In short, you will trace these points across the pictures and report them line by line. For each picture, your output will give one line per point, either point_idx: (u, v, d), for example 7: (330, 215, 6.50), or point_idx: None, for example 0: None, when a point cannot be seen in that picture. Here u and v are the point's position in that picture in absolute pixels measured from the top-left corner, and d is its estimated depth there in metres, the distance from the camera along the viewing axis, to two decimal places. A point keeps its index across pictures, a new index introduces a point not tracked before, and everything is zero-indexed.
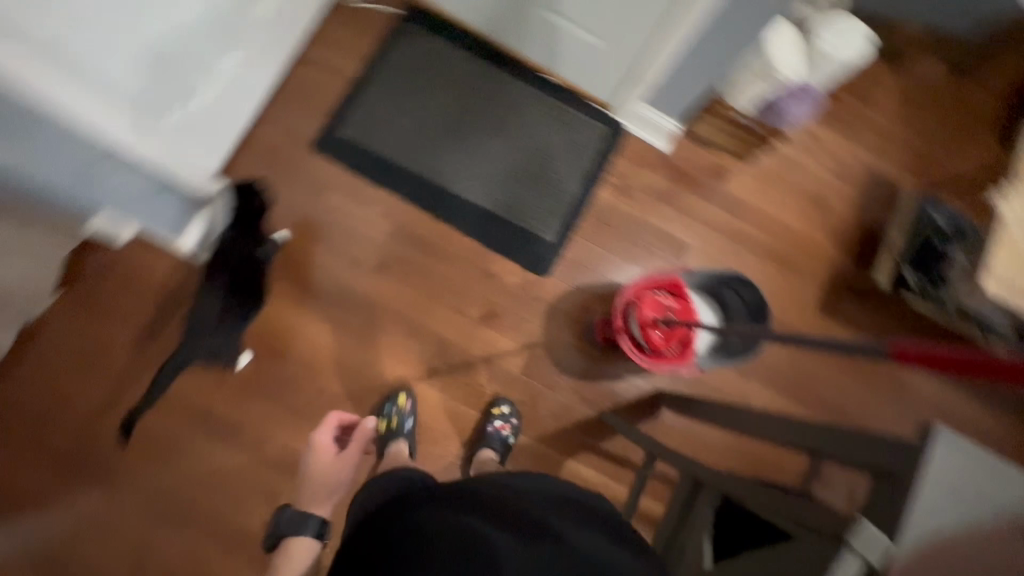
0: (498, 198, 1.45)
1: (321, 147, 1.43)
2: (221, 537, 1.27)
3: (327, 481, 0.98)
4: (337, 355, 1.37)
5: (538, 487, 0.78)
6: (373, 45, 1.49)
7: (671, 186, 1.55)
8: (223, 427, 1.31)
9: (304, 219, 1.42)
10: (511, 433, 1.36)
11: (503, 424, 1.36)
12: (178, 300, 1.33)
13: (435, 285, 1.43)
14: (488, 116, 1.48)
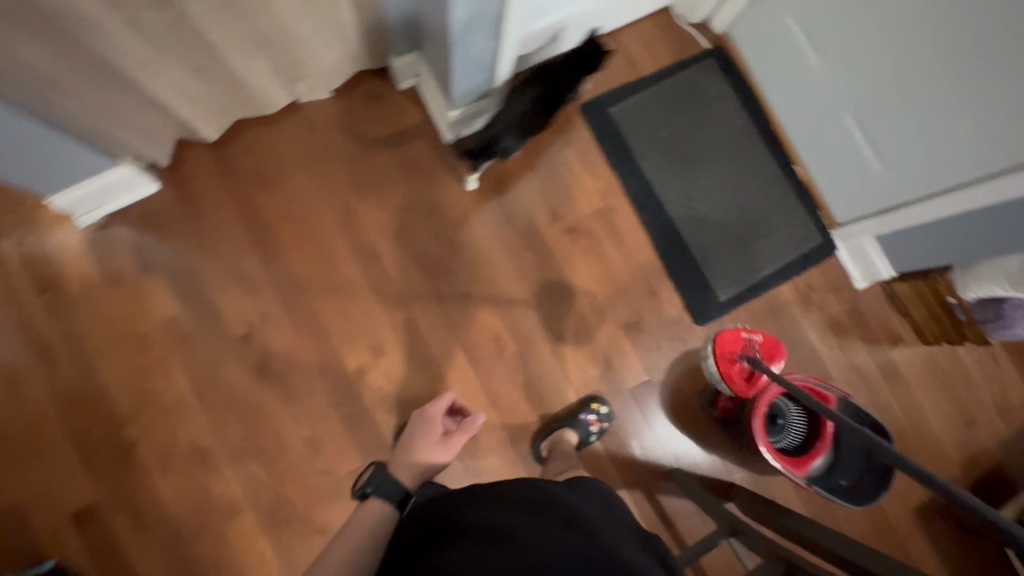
0: (700, 239, 1.52)
1: (586, 108, 1.53)
2: (321, 356, 1.35)
3: (421, 459, 1.04)
4: (496, 276, 1.45)
5: (580, 493, 0.80)
6: (674, 58, 1.59)
7: (847, 322, 1.56)
8: (376, 273, 1.41)
9: (537, 156, 1.51)
10: (596, 430, 1.40)
11: (594, 421, 1.39)
12: (409, 157, 1.46)
13: (605, 273, 1.49)
14: (732, 170, 1.56)
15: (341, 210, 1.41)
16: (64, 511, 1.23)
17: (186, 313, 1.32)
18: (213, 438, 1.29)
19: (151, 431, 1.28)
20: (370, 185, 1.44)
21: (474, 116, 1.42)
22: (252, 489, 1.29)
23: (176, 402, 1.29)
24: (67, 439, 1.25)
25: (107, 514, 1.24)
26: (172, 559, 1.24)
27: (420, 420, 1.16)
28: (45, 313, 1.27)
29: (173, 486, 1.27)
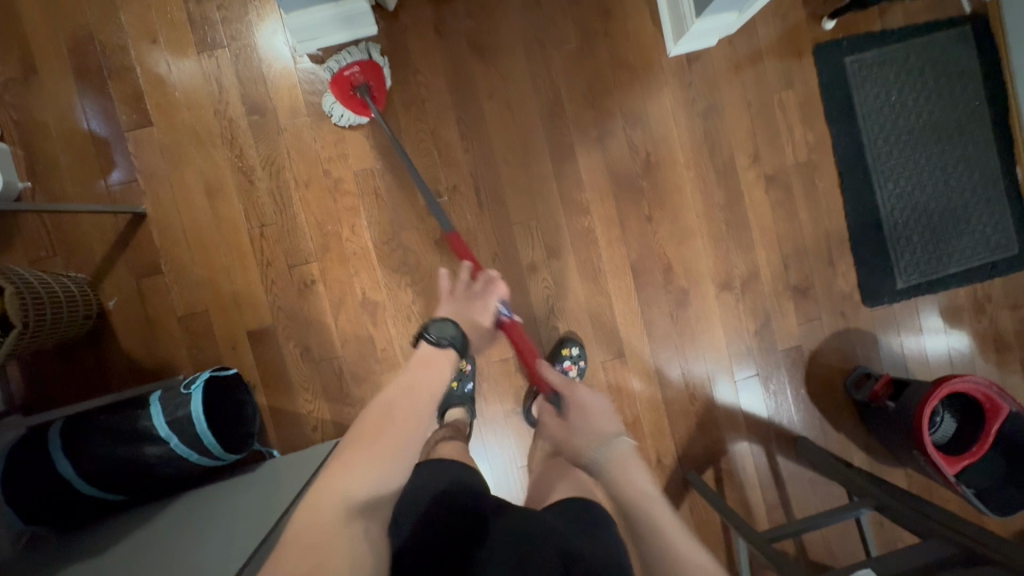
0: (897, 219, 1.44)
1: (820, 51, 1.42)
2: (497, 244, 1.36)
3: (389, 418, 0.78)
4: (680, 208, 1.41)
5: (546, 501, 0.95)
6: (928, 16, 1.44)
7: (1012, 340, 1.50)
8: (565, 175, 1.38)
9: (753, 91, 1.42)
10: (577, 375, 1.34)
11: (570, 366, 1.33)
12: (625, 60, 1.38)
13: (790, 231, 1.43)
14: (952, 153, 1.44)
15: (546, 103, 1.37)
16: (244, 328, 1.29)
17: (381, 165, 1.31)
18: (384, 293, 1.32)
19: (331, 273, 1.31)
20: (581, 82, 1.38)
21: (710, 31, 1.32)
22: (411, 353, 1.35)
23: (357, 253, 1.31)
24: (254, 263, 1.29)
25: (281, 341, 1.30)
26: (332, 396, 1.32)
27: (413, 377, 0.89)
28: (252, 136, 1.27)
29: (341, 330, 1.31)
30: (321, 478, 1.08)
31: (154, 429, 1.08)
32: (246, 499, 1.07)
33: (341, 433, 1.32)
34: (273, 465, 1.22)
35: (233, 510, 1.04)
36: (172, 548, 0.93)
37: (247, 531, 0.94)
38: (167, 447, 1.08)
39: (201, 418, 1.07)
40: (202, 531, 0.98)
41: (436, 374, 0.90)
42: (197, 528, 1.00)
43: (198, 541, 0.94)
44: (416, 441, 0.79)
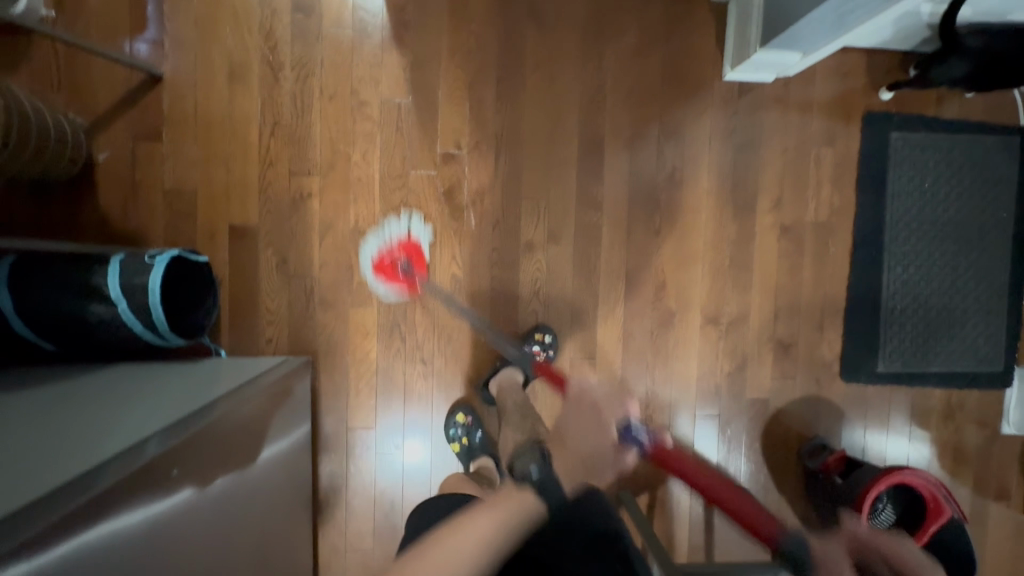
0: (896, 304, 1.42)
1: (869, 119, 1.41)
2: (501, 213, 1.33)
3: None
4: (690, 231, 1.39)
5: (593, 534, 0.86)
6: (981, 117, 1.43)
7: (970, 453, 1.49)
8: (588, 166, 1.35)
9: (792, 139, 1.41)
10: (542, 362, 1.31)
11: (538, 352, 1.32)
12: (678, 70, 1.36)
13: (789, 286, 1.42)
14: (967, 255, 1.43)
15: (590, 89, 1.34)
16: (226, 221, 1.25)
17: (409, 101, 1.28)
18: (376, 228, 1.29)
19: (329, 192, 1.27)
20: (630, 79, 1.35)
21: (770, 66, 1.30)
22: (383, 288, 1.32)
23: (361, 180, 1.28)
24: (255, 159, 1.25)
25: (259, 245, 1.27)
26: (295, 314, 1.28)
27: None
28: (290, 33, 1.24)
29: (323, 252, 1.28)
30: (260, 385, 1.06)
31: (105, 288, 1.03)
32: (178, 386, 1.04)
33: (294, 353, 1.29)
34: (217, 362, 1.19)
35: (163, 392, 1.01)
36: (89, 407, 0.89)
37: (169, 409, 0.91)
38: (113, 309, 1.04)
39: (157, 291, 1.03)
40: (124, 400, 0.94)
41: None
42: (120, 396, 0.96)
43: (117, 407, 0.90)
44: None
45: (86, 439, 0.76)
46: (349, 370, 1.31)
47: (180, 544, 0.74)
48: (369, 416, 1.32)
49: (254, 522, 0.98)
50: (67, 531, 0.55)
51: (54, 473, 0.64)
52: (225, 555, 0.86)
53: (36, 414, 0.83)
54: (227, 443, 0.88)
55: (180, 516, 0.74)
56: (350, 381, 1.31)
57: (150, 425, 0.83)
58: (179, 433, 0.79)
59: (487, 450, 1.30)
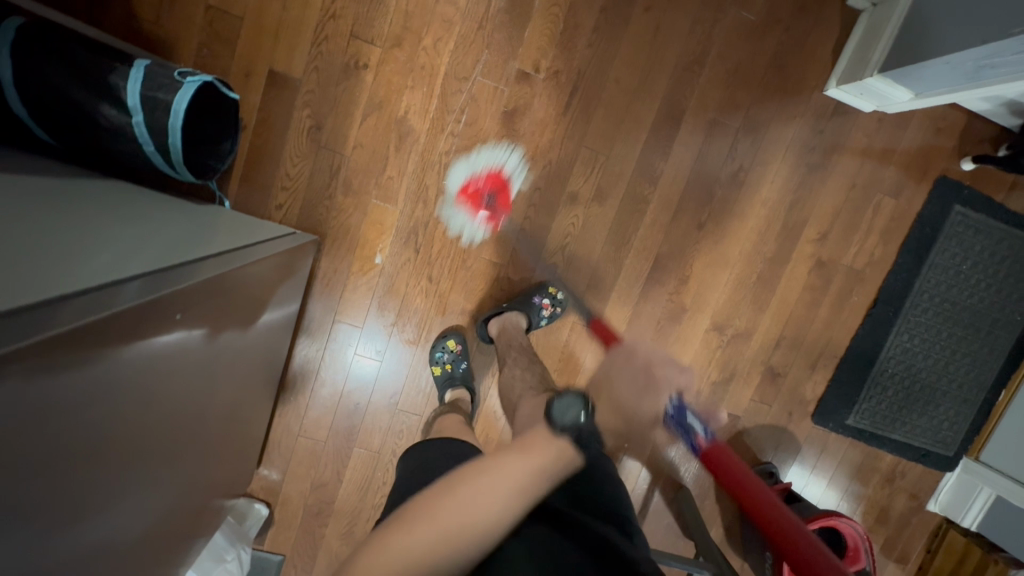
0: (887, 367, 1.45)
1: (942, 183, 1.37)
2: (558, 154, 1.24)
3: (454, 521, 0.62)
4: (732, 236, 1.35)
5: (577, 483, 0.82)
6: None
7: (896, 521, 1.56)
8: (659, 135, 1.27)
9: (862, 177, 1.36)
10: (548, 317, 1.27)
11: (546, 306, 1.27)
12: (782, 66, 1.28)
13: (802, 319, 1.42)
14: (969, 343, 1.45)
15: (690, 56, 1.25)
16: (268, 63, 1.13)
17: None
18: (425, 126, 1.19)
19: (388, 69, 1.16)
20: (731, 59, 1.26)
21: (874, 96, 1.24)
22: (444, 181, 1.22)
23: (425, 68, 1.17)
24: (318, 6, 1.12)
25: (296, 100, 1.15)
26: (313, 188, 1.19)
27: (503, 482, 0.67)
28: None
29: (362, 131, 1.18)
30: (256, 255, 0.98)
31: (122, 91, 0.91)
32: (171, 224, 0.95)
33: (301, 227, 1.21)
34: (220, 213, 1.10)
35: (153, 223, 0.91)
36: (74, 209, 0.80)
37: (155, 245, 0.82)
38: (125, 119, 0.92)
39: (180, 114, 0.92)
40: (114, 217, 0.85)
41: (471, 532, 0.62)
42: (107, 212, 0.86)
43: (105, 221, 0.82)
44: (457, 558, 0.60)
45: (71, 246, 0.67)
46: (352, 262, 1.25)
47: (142, 387, 0.68)
48: (361, 311, 1.28)
49: (217, 378, 0.93)
50: (33, 359, 0.48)
51: (30, 275, 0.55)
52: (182, 404, 0.82)
53: (18, 195, 0.74)
54: (202, 311, 0.80)
55: (144, 362, 0.67)
56: (352, 274, 1.25)
57: (138, 258, 0.74)
58: (164, 284, 0.71)
59: (466, 383, 1.26)
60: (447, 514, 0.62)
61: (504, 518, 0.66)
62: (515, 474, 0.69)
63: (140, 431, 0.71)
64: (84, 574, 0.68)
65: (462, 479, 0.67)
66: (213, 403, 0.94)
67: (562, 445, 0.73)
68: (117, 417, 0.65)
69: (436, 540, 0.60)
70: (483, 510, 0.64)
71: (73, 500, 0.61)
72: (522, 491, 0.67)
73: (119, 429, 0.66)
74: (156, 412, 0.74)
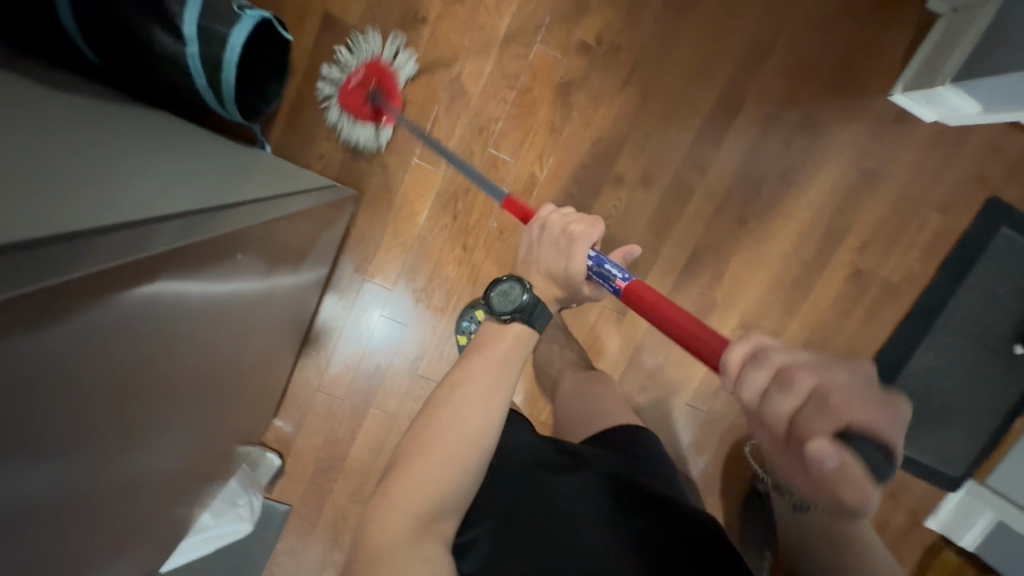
0: (909, 384, 1.44)
1: (993, 205, 1.34)
2: (608, 132, 1.21)
3: (448, 427, 0.65)
4: (772, 236, 1.32)
5: (643, 456, 0.85)
6: None
7: (896, 535, 1.57)
8: (713, 124, 1.23)
9: (912, 190, 1.33)
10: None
11: None
12: (848, 66, 1.23)
13: (830, 326, 1.40)
14: (995, 368, 1.44)
15: (756, 45, 1.21)
16: (323, 6, 1.09)
17: None
18: (477, 89, 1.15)
19: (444, 26, 1.12)
20: (797, 52, 1.22)
21: (940, 106, 1.20)
22: (321, 81, 1.11)
23: (483, 30, 1.13)
24: None
25: (348, 49, 1.11)
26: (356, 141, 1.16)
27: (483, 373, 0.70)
28: None
29: (413, 88, 1.14)
30: (288, 206, 0.91)
31: (178, 20, 0.87)
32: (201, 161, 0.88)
33: (340, 181, 1.18)
34: (260, 155, 1.08)
35: (196, 159, 0.88)
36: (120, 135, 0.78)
37: (199, 180, 0.79)
38: (180, 49, 0.88)
39: (236, 50, 0.88)
40: (150, 147, 0.81)
41: (466, 432, 0.65)
42: (152, 142, 0.84)
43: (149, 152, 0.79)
44: (473, 466, 0.64)
45: (98, 172, 0.61)
46: (387, 222, 1.22)
47: (170, 323, 0.66)
48: (392, 273, 1.26)
49: (246, 324, 0.91)
50: (54, 298, 0.45)
51: (71, 193, 0.52)
52: (210, 348, 0.80)
53: (46, 107, 0.68)
54: (239, 254, 0.77)
55: (178, 300, 0.65)
56: (386, 235, 1.23)
57: (181, 188, 0.71)
58: (207, 228, 0.67)
59: None
60: (440, 434, 0.64)
61: (491, 422, 0.67)
62: (479, 380, 0.69)
63: (167, 371, 0.69)
64: (98, 508, 0.67)
65: (446, 391, 0.69)
66: (233, 354, 0.91)
67: (514, 331, 0.75)
68: (135, 364, 0.61)
69: (443, 461, 0.62)
70: (480, 411, 0.67)
71: (96, 433, 0.58)
72: (499, 386, 0.69)
73: (138, 377, 0.62)
74: (180, 356, 0.71)
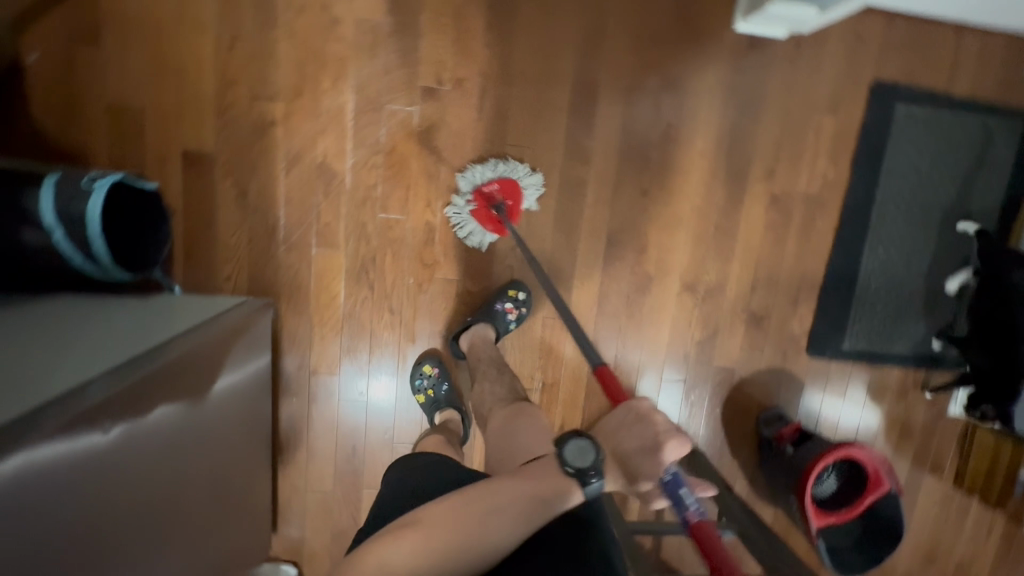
0: (870, 284, 1.42)
1: (877, 89, 1.33)
2: (483, 158, 1.24)
3: (463, 529, 0.70)
4: (678, 195, 1.33)
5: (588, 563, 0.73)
6: (988, 98, 1.37)
7: (920, 432, 1.53)
8: (579, 114, 1.26)
9: (795, 103, 1.33)
10: (515, 320, 1.27)
11: (510, 308, 1.27)
12: (684, 15, 1.25)
13: (771, 258, 1.40)
14: (949, 238, 1.41)
15: (590, 29, 1.23)
16: (179, 145, 1.14)
17: (390, 24, 1.16)
18: (347, 165, 1.20)
19: (294, 120, 1.16)
20: (633, 20, 1.24)
21: (782, 20, 1.20)
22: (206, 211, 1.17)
23: (330, 110, 1.17)
24: (211, 75, 1.13)
25: (216, 174, 1.16)
26: (255, 251, 1.20)
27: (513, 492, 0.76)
28: None
29: (288, 186, 1.19)
30: (219, 325, 1.04)
31: (38, 212, 0.94)
32: (143, 308, 1.04)
33: (255, 292, 1.22)
34: (170, 299, 1.12)
35: (115, 319, 0.97)
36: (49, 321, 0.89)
37: (122, 341, 0.90)
38: (49, 237, 0.95)
39: (95, 221, 0.94)
40: (77, 323, 0.92)
41: (486, 532, 0.71)
42: (75, 317, 0.94)
43: (75, 328, 0.89)
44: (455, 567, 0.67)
45: (46, 360, 0.77)
46: (312, 314, 1.26)
47: (126, 467, 0.77)
48: (334, 359, 1.29)
49: (213, 444, 1.01)
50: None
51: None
52: (182, 476, 0.91)
53: None
54: (178, 390, 0.88)
55: (124, 448, 0.76)
56: (314, 326, 1.26)
57: (101, 359, 0.82)
58: (130, 378, 0.79)
59: (452, 403, 1.28)
60: (466, 518, 0.72)
61: (497, 546, 0.71)
62: (496, 516, 0.73)
63: (140, 508, 0.80)
64: None
65: (472, 493, 0.76)
66: (226, 462, 1.06)
67: (572, 489, 0.80)
68: (119, 496, 0.75)
69: (436, 548, 0.67)
70: (504, 518, 0.73)
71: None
72: (515, 518, 0.73)
73: (127, 505, 0.77)
74: (149, 488, 0.82)
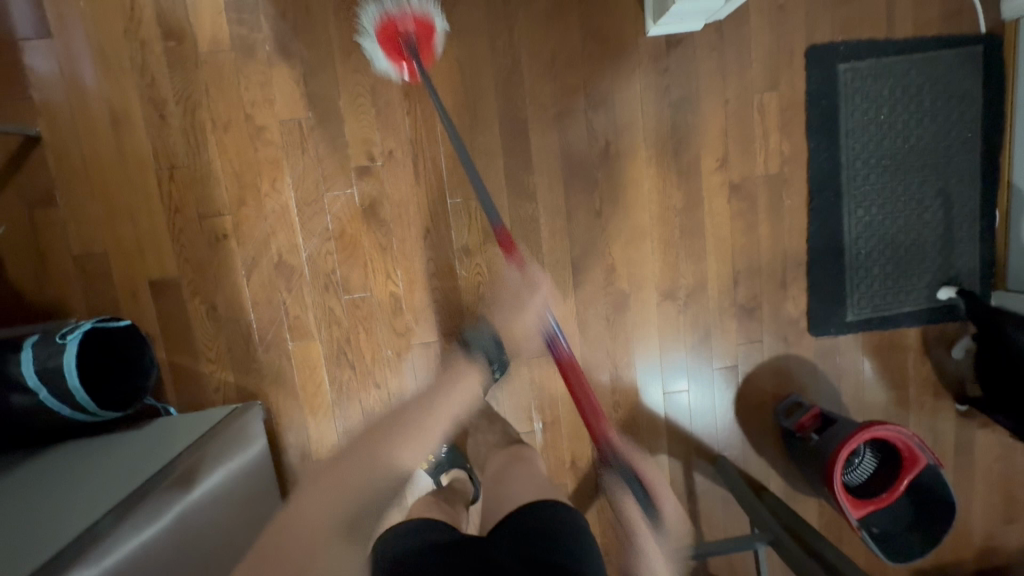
0: (859, 249, 1.35)
1: (814, 53, 1.28)
2: (430, 219, 1.25)
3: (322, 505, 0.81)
4: (633, 207, 1.31)
5: None
6: (937, 32, 1.30)
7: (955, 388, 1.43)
8: (514, 154, 1.26)
9: (731, 88, 1.29)
10: (497, 368, 1.28)
11: None
12: (594, 33, 1.25)
13: (746, 246, 1.35)
14: (932, 183, 1.33)
15: (504, 71, 1.24)
16: (145, 276, 1.21)
17: (311, 117, 1.19)
18: (302, 257, 1.23)
19: (244, 228, 1.21)
20: (545, 51, 1.24)
21: (692, 16, 1.18)
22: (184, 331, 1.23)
23: (275, 210, 1.21)
24: (160, 206, 1.19)
25: (185, 294, 1.22)
26: (236, 357, 1.25)
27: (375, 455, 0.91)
28: (168, 64, 1.16)
29: (253, 290, 1.23)
30: (212, 437, 1.09)
31: (20, 377, 1.00)
32: (148, 430, 1.12)
33: (245, 395, 1.26)
34: (163, 421, 1.17)
35: (117, 455, 1.04)
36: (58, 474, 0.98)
37: (121, 480, 0.97)
38: (34, 397, 1.01)
39: (72, 372, 1.00)
40: (84, 469, 1.00)
41: (364, 480, 0.86)
42: (84, 462, 1.02)
43: (79, 477, 0.98)
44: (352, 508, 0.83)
45: (51, 524, 0.86)
46: (303, 404, 1.29)
47: None
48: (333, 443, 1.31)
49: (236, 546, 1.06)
50: None
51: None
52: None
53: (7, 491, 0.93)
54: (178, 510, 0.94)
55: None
56: (307, 415, 1.29)
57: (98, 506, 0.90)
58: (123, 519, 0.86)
59: (455, 462, 1.27)
60: (338, 477, 0.85)
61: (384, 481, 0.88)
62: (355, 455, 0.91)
63: None
64: None
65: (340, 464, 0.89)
66: None
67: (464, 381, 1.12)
68: None
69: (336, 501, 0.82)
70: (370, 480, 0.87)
71: None
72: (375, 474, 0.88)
73: None
74: None
